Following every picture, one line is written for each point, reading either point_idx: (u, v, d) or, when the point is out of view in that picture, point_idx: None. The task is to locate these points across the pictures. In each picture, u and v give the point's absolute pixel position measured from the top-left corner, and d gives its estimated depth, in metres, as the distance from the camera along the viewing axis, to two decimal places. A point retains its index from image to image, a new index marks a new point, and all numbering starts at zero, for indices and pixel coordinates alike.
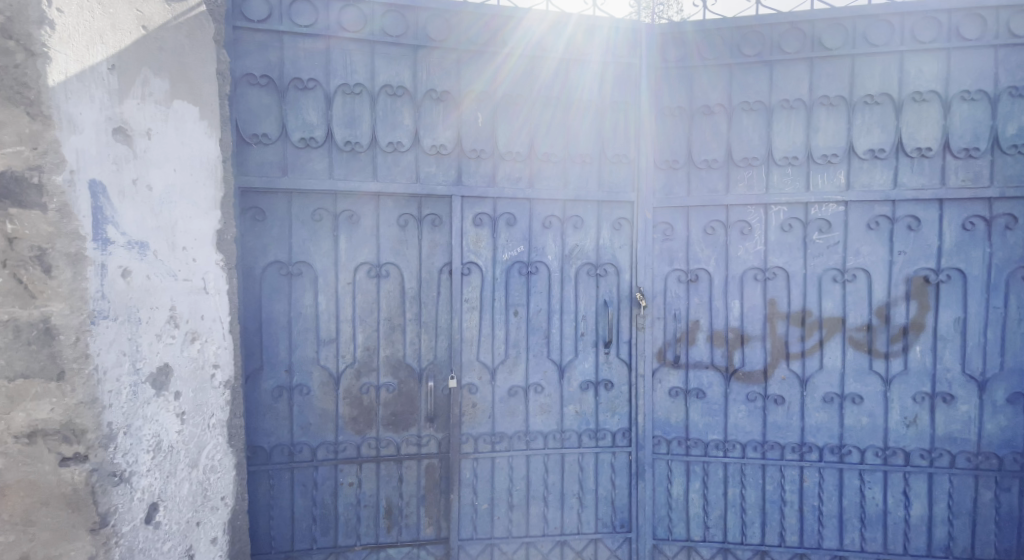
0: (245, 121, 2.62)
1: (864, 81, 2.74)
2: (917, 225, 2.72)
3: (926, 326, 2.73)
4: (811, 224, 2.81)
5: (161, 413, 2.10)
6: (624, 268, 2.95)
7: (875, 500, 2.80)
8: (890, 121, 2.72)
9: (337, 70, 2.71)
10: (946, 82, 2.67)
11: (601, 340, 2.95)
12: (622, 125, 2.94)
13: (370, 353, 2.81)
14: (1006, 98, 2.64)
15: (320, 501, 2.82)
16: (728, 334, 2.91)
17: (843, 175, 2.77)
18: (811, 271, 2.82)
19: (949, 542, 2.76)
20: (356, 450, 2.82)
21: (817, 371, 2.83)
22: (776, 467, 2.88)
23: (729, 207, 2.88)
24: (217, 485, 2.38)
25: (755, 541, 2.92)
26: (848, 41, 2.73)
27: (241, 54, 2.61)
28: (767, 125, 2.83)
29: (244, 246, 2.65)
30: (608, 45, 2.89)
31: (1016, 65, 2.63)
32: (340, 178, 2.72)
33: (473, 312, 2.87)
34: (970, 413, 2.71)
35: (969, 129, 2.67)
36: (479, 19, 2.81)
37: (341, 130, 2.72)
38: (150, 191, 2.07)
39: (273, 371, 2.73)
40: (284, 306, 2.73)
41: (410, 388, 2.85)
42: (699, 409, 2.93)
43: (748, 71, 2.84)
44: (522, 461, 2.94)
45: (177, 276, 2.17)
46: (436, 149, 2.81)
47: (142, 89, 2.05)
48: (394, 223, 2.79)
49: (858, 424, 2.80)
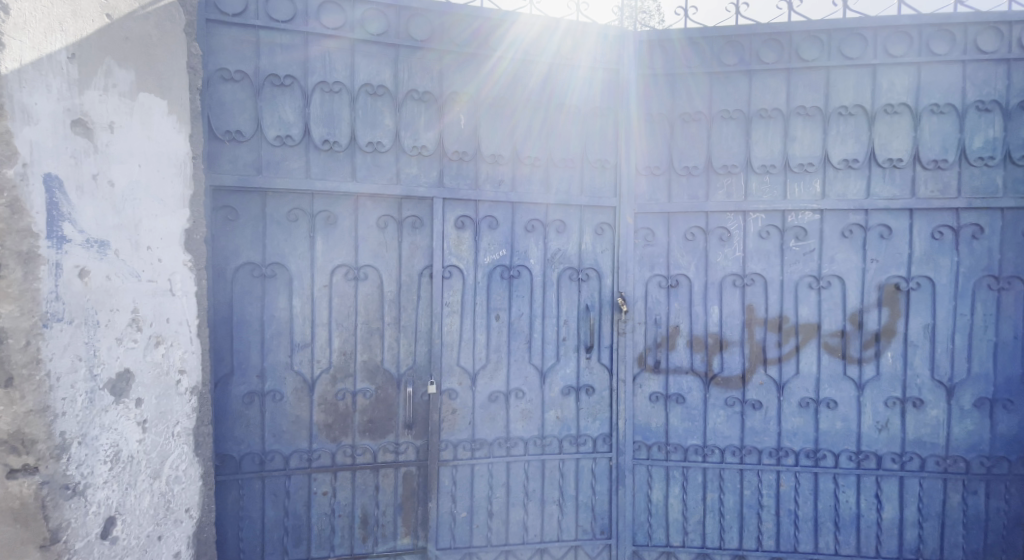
0: (218, 118, 2.52)
1: (839, 92, 2.81)
2: (889, 233, 2.79)
3: (897, 332, 2.80)
4: (787, 232, 2.85)
5: (121, 421, 1.99)
6: (605, 273, 2.95)
7: (848, 504, 2.86)
8: (864, 133, 2.80)
9: (315, 67, 2.63)
10: (917, 95, 2.76)
11: (583, 345, 2.94)
12: (611, 131, 2.94)
13: (346, 358, 2.73)
14: (973, 112, 2.73)
15: (293, 511, 2.72)
16: (707, 339, 2.93)
17: (818, 184, 2.83)
18: (788, 278, 2.87)
19: (919, 544, 2.83)
20: (331, 459, 2.73)
21: (793, 377, 2.87)
22: (753, 472, 2.91)
23: (709, 214, 2.90)
24: (182, 498, 2.25)
25: (733, 546, 2.94)
26: (824, 53, 2.80)
27: (215, 47, 2.51)
28: (746, 133, 2.87)
29: (215, 247, 2.55)
30: (597, 52, 2.91)
31: (983, 79, 2.72)
32: (317, 178, 2.64)
33: (454, 316, 2.82)
34: (939, 418, 2.79)
35: (938, 141, 2.75)
36: (463, 20, 2.78)
37: (319, 128, 2.64)
38: (112, 187, 1.96)
39: (244, 377, 2.63)
40: (257, 310, 2.63)
41: (388, 393, 2.79)
42: (679, 414, 2.95)
43: (730, 80, 2.88)
44: (502, 468, 2.90)
45: (140, 276, 2.06)
46: (417, 149, 2.75)
47: (105, 80, 1.95)
48: (373, 225, 2.73)
49: (833, 428, 2.85)
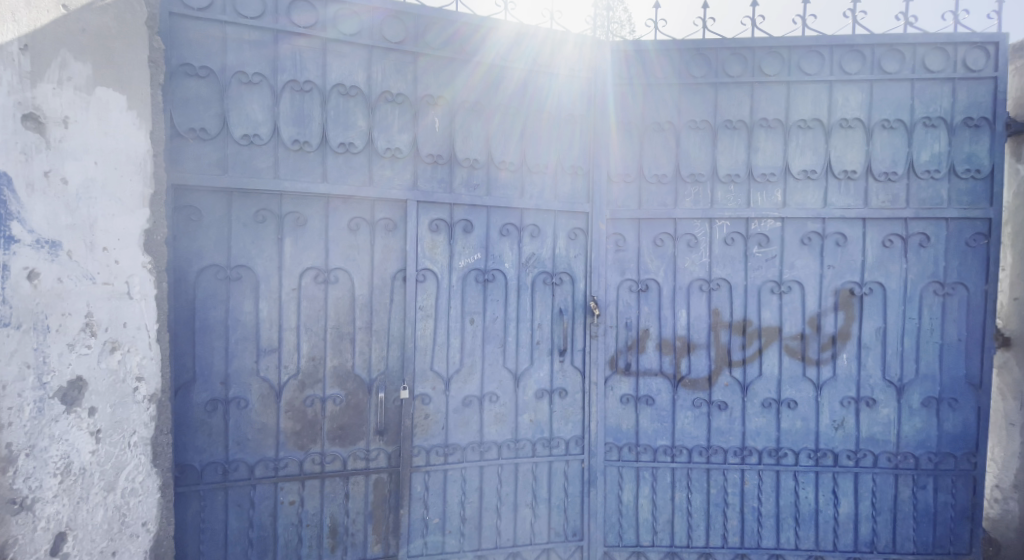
0: (181, 115, 2.43)
1: (799, 106, 2.94)
2: (844, 241, 2.94)
3: (851, 335, 2.95)
4: (751, 239, 2.97)
5: (72, 431, 1.90)
6: (578, 277, 2.99)
7: (808, 500, 2.98)
8: (821, 145, 2.94)
9: (285, 65, 2.58)
10: (869, 110, 2.91)
11: (556, 348, 2.98)
12: (589, 136, 3.00)
13: (315, 363, 2.67)
14: (921, 127, 2.89)
15: (258, 522, 2.64)
16: (676, 342, 3.00)
17: (780, 193, 2.96)
18: (751, 283, 2.98)
19: (873, 537, 2.97)
20: (299, 467, 2.66)
21: (756, 378, 2.98)
22: (719, 471, 3.00)
23: (677, 220, 2.99)
24: (138, 511, 2.10)
25: (700, 544, 3.01)
26: (785, 69, 2.93)
27: (179, 42, 2.43)
28: (712, 144, 2.98)
29: (177, 248, 2.45)
30: (575, 58, 2.97)
31: (931, 96, 2.88)
32: (286, 179, 2.58)
33: (428, 320, 2.81)
34: (890, 416, 2.94)
35: (889, 155, 2.91)
36: (440, 24, 2.78)
37: (289, 128, 2.59)
38: (65, 185, 1.88)
39: (207, 384, 2.53)
40: (221, 314, 2.54)
41: (358, 399, 2.74)
42: (649, 416, 3.01)
43: (696, 92, 2.98)
44: (476, 472, 2.89)
45: (94, 279, 1.95)
46: (390, 151, 2.73)
47: (58, 73, 1.87)
48: (344, 227, 2.68)
49: (794, 427, 2.97)
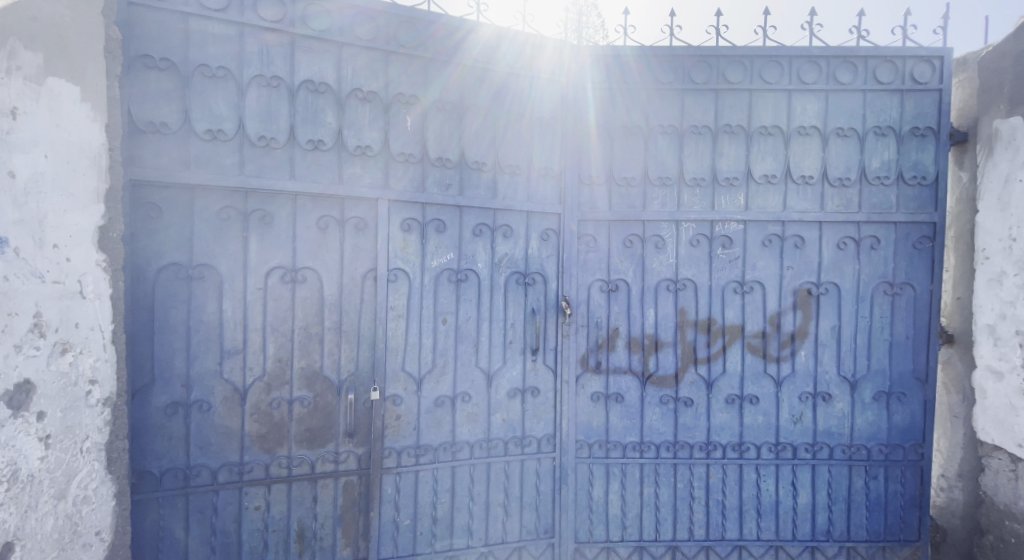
0: (140, 109, 2.34)
1: (760, 113, 3.06)
2: (802, 243, 3.07)
3: (809, 333, 3.08)
4: (715, 240, 3.06)
5: (18, 437, 1.80)
6: (550, 277, 3.03)
7: (769, 492, 3.10)
8: (781, 151, 3.06)
9: (251, 60, 2.51)
10: (825, 119, 3.06)
11: (528, 348, 3.00)
12: (566, 139, 3.04)
13: (282, 364, 2.61)
14: (872, 135, 3.05)
15: (220, 528, 2.55)
16: (644, 341, 3.07)
17: (742, 197, 3.07)
18: (716, 283, 3.07)
19: (830, 527, 3.10)
20: (264, 471, 2.60)
21: (721, 375, 3.08)
22: (686, 466, 3.08)
23: (646, 222, 3.06)
24: (92, 520, 2.00)
25: (668, 537, 3.09)
26: (747, 77, 3.04)
27: (138, 33, 2.34)
28: (679, 148, 3.06)
29: (135, 246, 2.36)
30: (554, 62, 3.02)
31: (881, 107, 3.05)
32: (252, 175, 2.52)
33: (399, 320, 2.78)
34: (844, 410, 3.09)
35: (843, 161, 3.06)
36: (415, 24, 2.77)
37: (255, 123, 2.52)
38: (12, 179, 1.80)
39: (166, 386, 2.44)
40: (182, 314, 2.45)
41: (327, 401, 2.69)
42: (619, 413, 3.07)
43: (665, 97, 3.06)
44: (447, 473, 2.88)
45: (43, 277, 1.85)
46: (361, 150, 2.69)
47: (7, 62, 1.80)
48: (313, 225, 2.63)
49: (755, 422, 3.08)
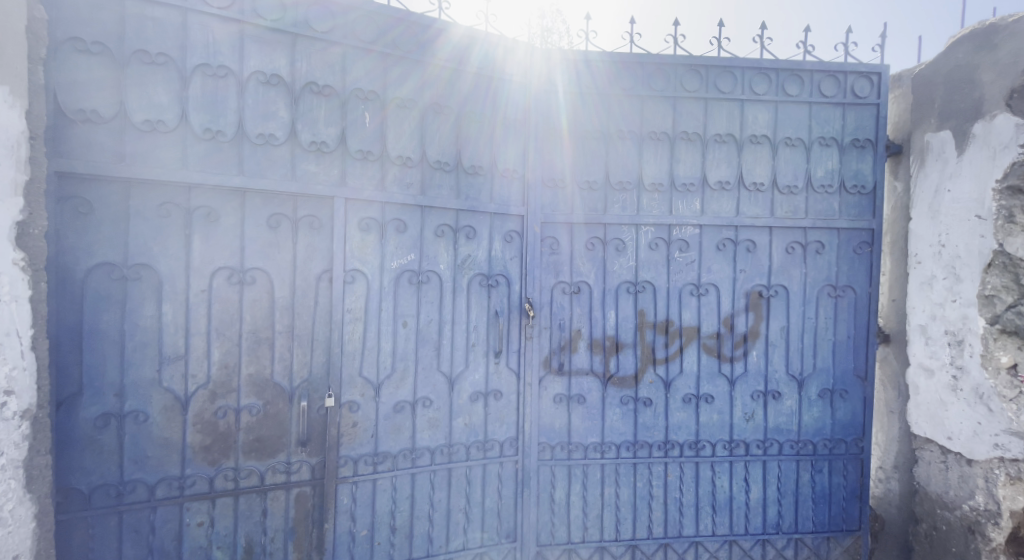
0: (68, 95, 2.14)
1: (716, 121, 3.15)
2: (754, 248, 3.18)
3: (760, 334, 3.19)
4: (673, 244, 3.13)
5: None
6: (513, 280, 3.00)
7: (723, 488, 3.19)
8: (735, 158, 3.17)
9: (195, 47, 2.35)
10: (775, 128, 3.19)
11: (491, 350, 2.96)
12: (536, 140, 3.02)
13: (228, 371, 2.45)
14: (817, 145, 3.21)
15: (158, 548, 2.37)
16: (605, 342, 3.10)
17: (698, 202, 3.15)
18: (673, 286, 3.14)
19: (779, 520, 3.23)
20: (208, 484, 2.43)
21: (678, 375, 3.15)
22: (645, 465, 3.13)
23: (607, 225, 3.09)
24: (7, 544, 1.80)
25: (628, 537, 3.12)
26: (704, 86, 3.13)
27: (67, 12, 2.14)
28: (638, 153, 3.11)
29: (60, 244, 2.15)
30: (526, 65, 3.01)
31: (826, 118, 3.20)
32: (196, 169, 2.35)
33: (356, 323, 2.68)
34: (793, 407, 3.22)
35: (791, 169, 3.20)
36: (382, 20, 2.69)
37: (200, 115, 2.36)
38: None
39: (97, 397, 2.24)
40: (116, 317, 2.26)
41: (278, 409, 2.55)
42: (580, 414, 3.09)
43: (629, 102, 3.11)
44: (407, 480, 2.80)
45: None
46: (316, 146, 2.58)
47: None
48: (262, 224, 2.49)
49: (710, 421, 3.17)
